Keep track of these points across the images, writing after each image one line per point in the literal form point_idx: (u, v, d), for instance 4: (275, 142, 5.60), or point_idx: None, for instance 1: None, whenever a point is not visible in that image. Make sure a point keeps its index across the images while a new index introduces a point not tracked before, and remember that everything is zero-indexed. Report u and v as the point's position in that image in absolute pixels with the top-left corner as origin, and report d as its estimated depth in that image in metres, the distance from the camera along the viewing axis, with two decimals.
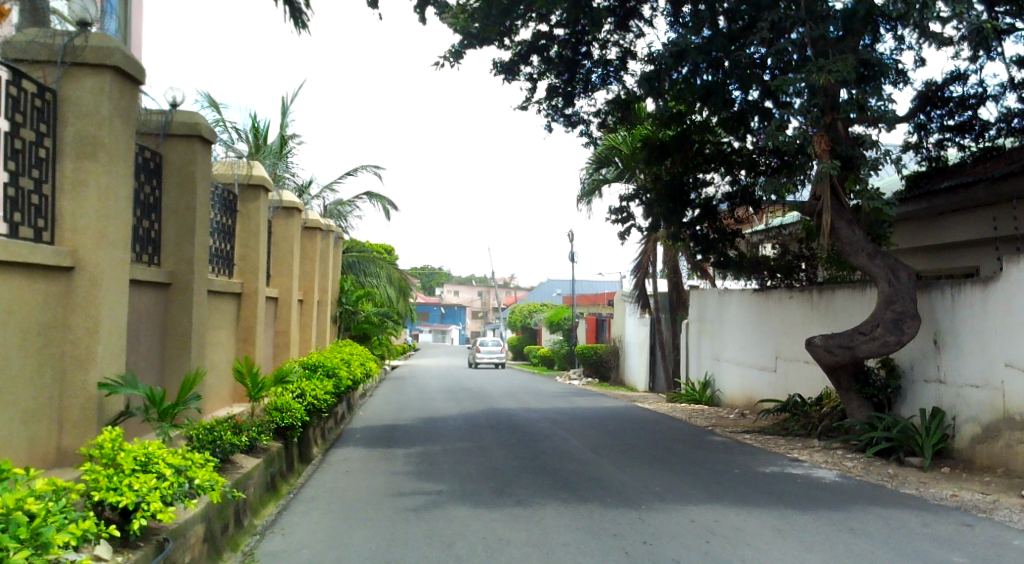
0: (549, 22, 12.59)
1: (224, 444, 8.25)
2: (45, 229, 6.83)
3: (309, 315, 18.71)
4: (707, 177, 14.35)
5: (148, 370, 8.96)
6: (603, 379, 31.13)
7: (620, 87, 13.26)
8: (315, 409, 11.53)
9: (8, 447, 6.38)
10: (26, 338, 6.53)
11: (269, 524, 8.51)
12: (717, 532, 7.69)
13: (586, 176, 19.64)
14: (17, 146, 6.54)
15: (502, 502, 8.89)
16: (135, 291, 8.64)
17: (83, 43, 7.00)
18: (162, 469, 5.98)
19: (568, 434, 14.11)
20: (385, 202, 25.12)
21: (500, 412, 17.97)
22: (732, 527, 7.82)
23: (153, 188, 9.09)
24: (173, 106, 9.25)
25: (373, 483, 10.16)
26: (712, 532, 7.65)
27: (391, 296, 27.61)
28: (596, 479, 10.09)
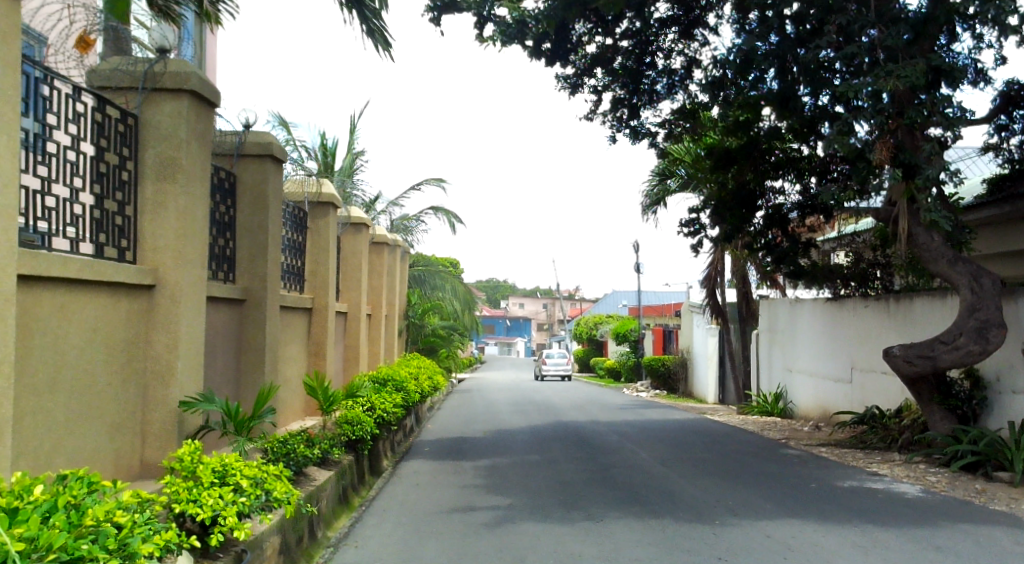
0: (614, 35, 12.60)
1: (298, 457, 8.40)
2: (128, 248, 7.07)
3: (377, 329, 18.96)
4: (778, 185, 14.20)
5: (224, 385, 9.18)
6: (671, 391, 30.95)
7: (685, 96, 13.22)
8: (384, 422, 11.67)
9: (99, 461, 6.57)
10: (113, 355, 6.74)
11: (341, 536, 8.65)
12: (794, 549, 7.59)
13: (651, 187, 19.60)
14: (102, 170, 6.74)
15: (572, 517, 8.90)
16: (212, 308, 8.88)
17: (162, 69, 7.25)
18: (240, 483, 6.13)
19: (638, 448, 14.06)
20: (451, 216, 25.37)
21: (568, 424, 17.98)
22: (811, 544, 7.71)
23: (227, 207, 9.34)
24: (246, 127, 9.48)
25: (444, 497, 10.25)
26: (788, 549, 7.57)
27: (458, 309, 27.83)
28: (669, 494, 10.03)
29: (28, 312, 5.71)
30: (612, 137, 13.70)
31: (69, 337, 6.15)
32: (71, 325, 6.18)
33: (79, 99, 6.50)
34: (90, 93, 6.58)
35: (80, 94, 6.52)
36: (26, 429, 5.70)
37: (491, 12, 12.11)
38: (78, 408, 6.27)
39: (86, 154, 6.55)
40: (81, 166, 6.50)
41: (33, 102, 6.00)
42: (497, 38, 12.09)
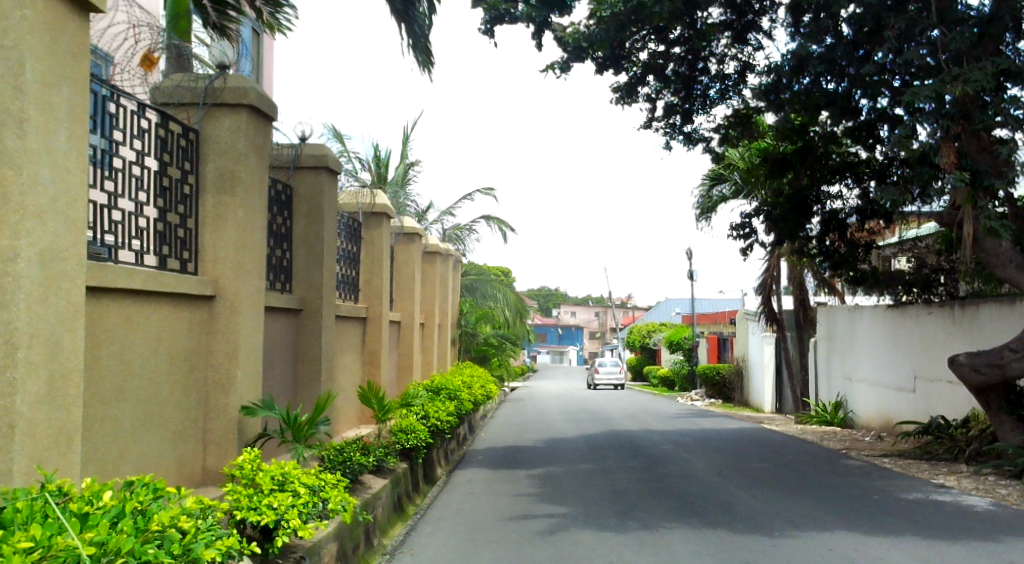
0: (666, 41, 12.60)
1: (354, 465, 8.50)
2: (190, 260, 7.24)
3: (431, 338, 19.13)
4: (834, 190, 14.04)
5: (282, 394, 9.34)
6: (727, 399, 30.67)
7: (739, 102, 13.16)
8: (438, 430, 11.75)
9: (164, 468, 6.74)
10: (175, 364, 6.90)
11: (397, 544, 8.73)
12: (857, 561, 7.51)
13: (703, 194, 19.50)
14: (165, 184, 6.92)
15: (627, 526, 8.90)
16: (270, 317, 9.04)
17: (222, 85, 7.43)
18: (298, 489, 6.23)
19: (694, 457, 13.97)
20: (503, 224, 25.47)
21: (622, 433, 17.91)
22: (874, 557, 7.62)
23: (284, 219, 9.50)
24: (302, 140, 9.61)
25: (499, 505, 10.27)
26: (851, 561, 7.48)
27: (510, 317, 27.91)
28: (726, 504, 9.95)
29: (96, 322, 5.86)
30: (666, 144, 13.68)
31: (134, 347, 6.31)
32: (136, 335, 6.33)
33: (143, 116, 6.66)
34: (154, 109, 6.74)
35: (145, 111, 6.69)
36: (95, 437, 5.85)
37: (550, 21, 12.16)
38: (143, 416, 6.43)
39: (149, 169, 6.73)
40: (146, 180, 6.68)
41: (100, 120, 6.15)
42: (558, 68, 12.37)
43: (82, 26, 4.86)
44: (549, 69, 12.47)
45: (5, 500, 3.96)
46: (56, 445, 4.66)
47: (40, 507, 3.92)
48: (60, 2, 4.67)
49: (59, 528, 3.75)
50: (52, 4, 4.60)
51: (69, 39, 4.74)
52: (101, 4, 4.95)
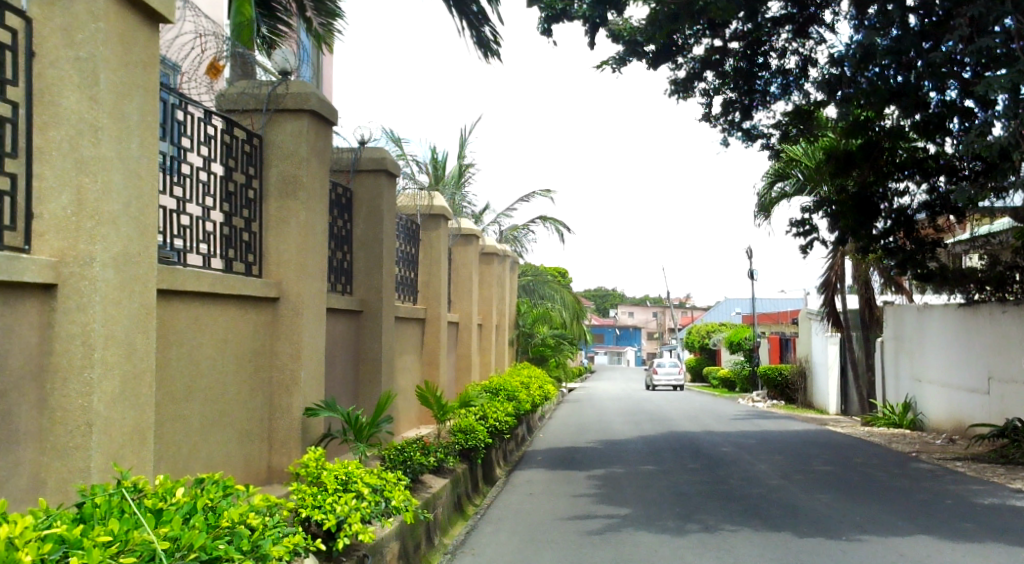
0: (724, 37, 12.50)
1: (415, 465, 8.58)
2: (254, 263, 7.40)
3: (488, 339, 19.23)
4: (902, 187, 13.80)
5: (344, 394, 9.49)
6: (789, 400, 30.35)
7: (800, 97, 12.96)
8: (497, 431, 11.81)
9: (231, 466, 6.90)
10: (241, 365, 7.05)
11: (458, 543, 8.80)
12: None
13: (763, 190, 19.32)
14: (230, 189, 7.07)
15: (687, 528, 8.86)
16: (332, 319, 9.19)
17: (284, 91, 7.57)
18: (361, 489, 6.32)
19: (757, 459, 13.85)
20: (560, 224, 25.49)
21: (681, 434, 17.83)
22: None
23: (345, 221, 9.63)
24: (362, 143, 9.69)
25: (559, 505, 10.31)
26: None
27: (567, 318, 27.91)
28: (791, 507, 9.87)
29: (167, 324, 6.02)
30: (724, 141, 13.59)
31: (202, 348, 6.46)
32: (204, 337, 6.49)
33: (209, 123, 6.82)
34: (220, 116, 6.90)
35: (211, 118, 6.85)
36: (166, 436, 6.00)
37: (602, 19, 12.17)
38: (211, 416, 6.59)
39: (216, 174, 6.89)
40: (213, 186, 6.84)
41: (168, 127, 6.32)
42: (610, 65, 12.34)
43: (152, 38, 5.01)
44: (603, 65, 12.46)
45: (84, 495, 4.09)
46: (131, 442, 4.81)
47: (117, 503, 4.03)
48: (131, 14, 4.81)
49: (135, 524, 3.84)
50: (124, 17, 4.75)
51: (139, 50, 4.88)
52: (169, 15, 5.09)
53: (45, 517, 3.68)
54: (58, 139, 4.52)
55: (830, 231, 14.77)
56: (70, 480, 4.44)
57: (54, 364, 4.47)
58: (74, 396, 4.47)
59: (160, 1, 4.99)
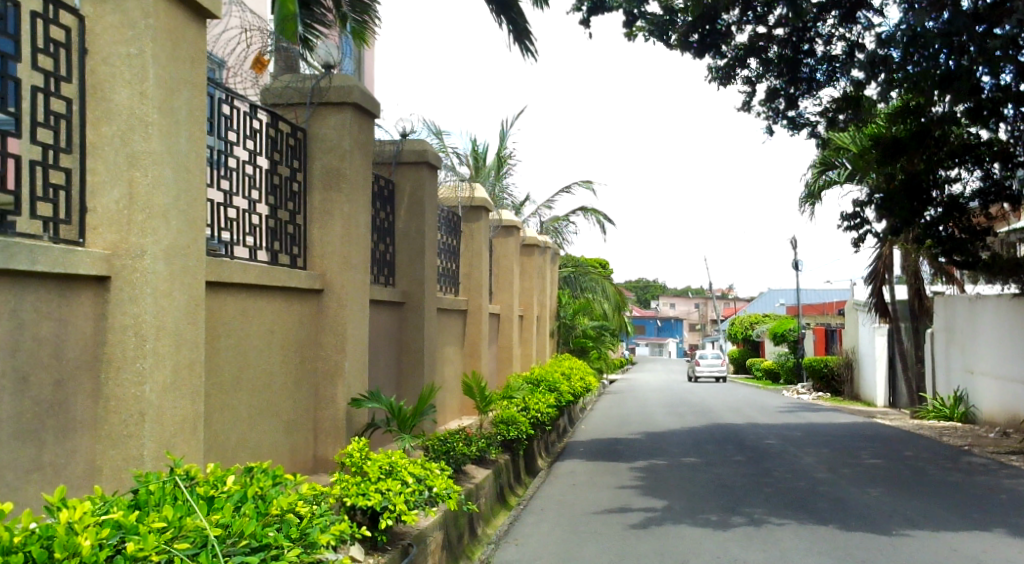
0: (768, 24, 12.36)
1: (458, 455, 8.60)
2: (299, 255, 7.48)
3: (530, 330, 19.27)
4: (955, 174, 13.60)
5: (387, 384, 9.58)
6: (835, 392, 30.11)
7: (847, 83, 12.80)
8: (539, 422, 11.83)
9: (278, 456, 7.00)
10: (288, 355, 7.15)
11: (501, 533, 8.86)
12: None
13: (810, 179, 19.10)
14: (275, 182, 7.16)
15: (732, 521, 8.82)
16: (375, 310, 9.26)
17: (327, 84, 7.61)
18: (404, 477, 6.36)
19: (802, 452, 13.75)
20: (600, 215, 25.44)
21: (725, 427, 17.73)
22: (999, 559, 7.39)
23: (387, 213, 9.70)
24: (404, 136, 9.73)
25: (601, 497, 10.31)
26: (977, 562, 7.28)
27: (608, 310, 27.88)
28: (839, 500, 9.77)
29: (216, 315, 6.11)
30: (768, 129, 13.47)
31: (249, 338, 6.55)
32: (251, 328, 6.59)
33: (255, 116, 6.91)
34: (265, 110, 6.98)
35: (256, 112, 6.93)
36: (216, 425, 6.10)
37: (640, 10, 12.11)
38: (259, 405, 6.69)
39: (261, 168, 6.97)
40: (259, 179, 6.92)
41: (215, 121, 6.41)
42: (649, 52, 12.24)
43: (199, 33, 5.08)
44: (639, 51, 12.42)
45: (137, 482, 4.18)
46: (182, 431, 4.90)
47: (169, 490, 4.11)
48: (179, 11, 4.89)
49: (188, 511, 3.91)
50: (172, 14, 4.82)
51: (188, 46, 4.96)
52: (217, 11, 5.16)
53: (102, 503, 3.77)
54: (110, 134, 4.62)
55: (880, 221, 14.59)
56: (124, 467, 4.55)
57: (109, 354, 4.57)
58: (127, 385, 4.57)
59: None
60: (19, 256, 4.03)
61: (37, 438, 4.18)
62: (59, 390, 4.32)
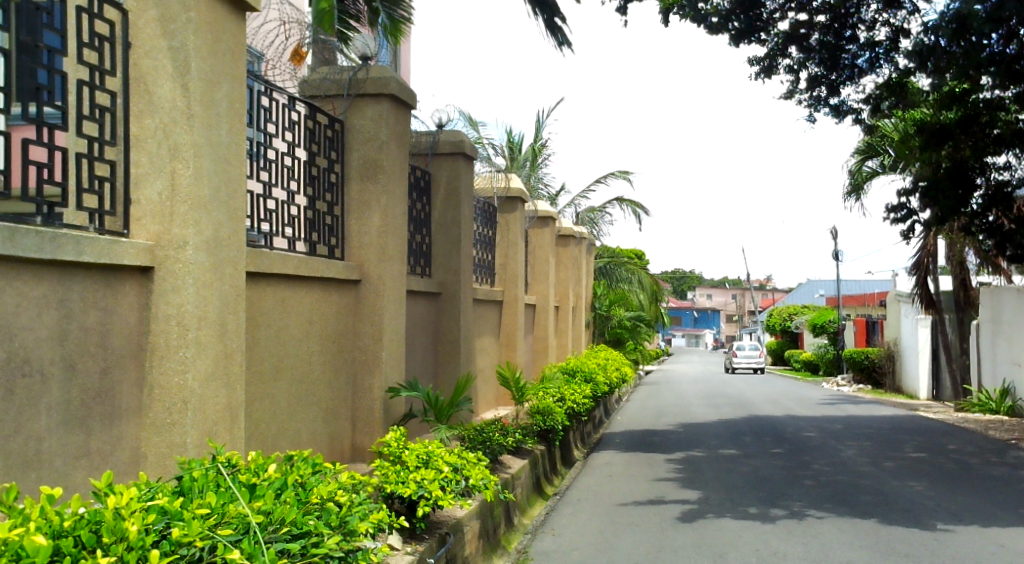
0: (810, 11, 12.24)
1: (495, 445, 8.62)
2: (337, 246, 7.54)
3: (565, 320, 19.28)
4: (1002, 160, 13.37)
5: (425, 374, 9.64)
6: (877, 384, 29.84)
7: (890, 69, 12.64)
8: (575, 413, 11.83)
9: (318, 445, 7.08)
10: (326, 346, 7.22)
11: (538, 524, 8.90)
12: None
13: (852, 168, 18.87)
14: (313, 173, 7.20)
15: (772, 514, 8.77)
16: (411, 301, 9.30)
17: (364, 76, 7.64)
18: (441, 466, 6.39)
19: (843, 444, 13.63)
20: (637, 207, 25.36)
21: (764, 418, 17.62)
22: None
23: (424, 205, 9.74)
24: (440, 127, 9.76)
25: (637, 489, 10.30)
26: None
27: (644, 301, 27.81)
28: (880, 494, 9.68)
29: (257, 305, 6.19)
30: (810, 117, 13.32)
31: (288, 328, 6.63)
32: (291, 318, 6.67)
33: (293, 108, 6.96)
34: (303, 102, 7.02)
35: (295, 104, 6.98)
36: (257, 414, 6.18)
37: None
38: (298, 395, 6.78)
39: (300, 159, 7.02)
40: (297, 171, 6.97)
41: (254, 114, 6.47)
42: None
43: (239, 26, 5.13)
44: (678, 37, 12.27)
45: (181, 469, 4.26)
46: (225, 419, 4.98)
47: (212, 477, 4.17)
48: (220, 5, 4.94)
49: (231, 498, 3.96)
50: (212, 7, 4.86)
51: (228, 39, 5.02)
52: (257, 4, 5.20)
53: (147, 490, 3.84)
54: (153, 127, 4.68)
55: (926, 210, 14.43)
56: (169, 454, 4.63)
57: (153, 343, 4.64)
58: (172, 373, 4.65)
59: None
60: (66, 246, 4.10)
61: (85, 425, 4.26)
62: (106, 378, 4.39)
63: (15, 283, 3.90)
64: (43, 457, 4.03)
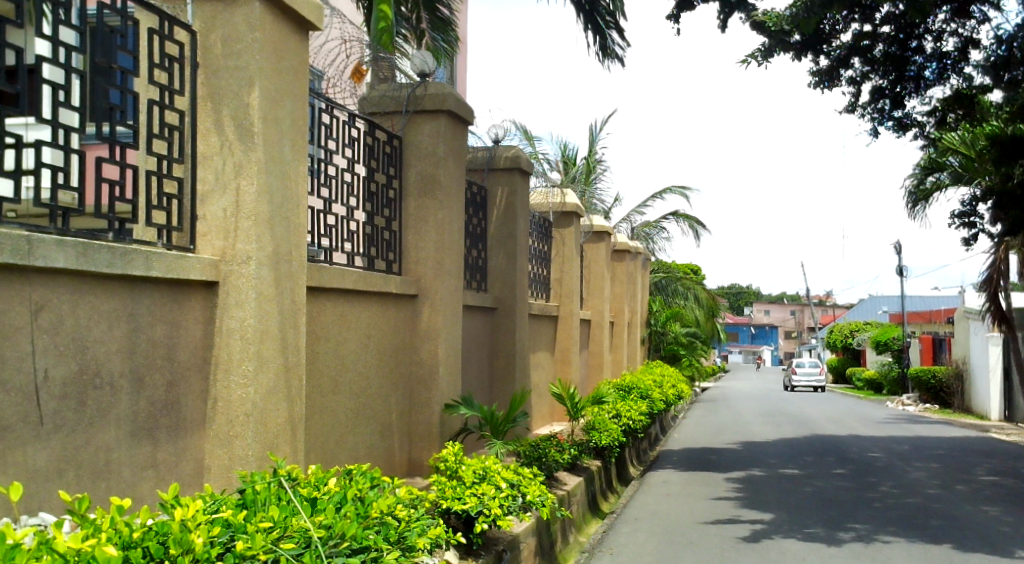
0: (874, 22, 12.07)
1: (550, 462, 8.59)
2: (394, 261, 7.60)
3: (620, 336, 19.19)
4: None
5: (481, 389, 9.66)
6: (945, 404, 29.25)
7: (958, 80, 12.44)
8: (631, 429, 11.75)
9: (374, 458, 7.11)
10: (383, 360, 7.26)
11: (594, 542, 8.85)
12: None
13: (915, 180, 18.53)
14: (372, 189, 7.27)
15: (839, 537, 8.60)
16: (468, 316, 9.33)
17: (423, 92, 7.71)
18: (498, 482, 6.37)
19: (910, 466, 13.34)
20: (694, 222, 25.18)
21: (827, 438, 17.33)
22: None
23: (480, 220, 9.76)
24: (496, 142, 9.77)
25: (697, 508, 10.18)
26: None
27: (700, 317, 27.55)
28: (952, 519, 9.45)
29: (317, 319, 6.26)
30: (872, 131, 13.13)
31: (347, 343, 6.69)
32: (349, 333, 6.73)
33: (353, 125, 7.03)
34: (363, 119, 7.09)
35: (355, 121, 7.06)
36: (316, 427, 6.24)
37: (740, 4, 11.80)
38: (356, 409, 6.82)
39: (358, 175, 7.09)
40: (356, 187, 7.05)
41: (315, 130, 6.53)
42: (759, 56, 12.06)
43: (302, 45, 5.21)
44: (750, 61, 12.11)
45: (244, 482, 4.30)
46: (285, 433, 5.03)
47: (275, 490, 4.22)
48: (284, 24, 5.01)
49: (293, 512, 3.99)
50: (277, 26, 4.94)
51: (291, 57, 5.09)
52: (319, 23, 5.28)
53: (212, 502, 3.90)
54: (219, 145, 4.77)
55: (996, 223, 14.11)
56: (231, 467, 4.69)
57: (216, 356, 4.70)
58: (234, 387, 4.69)
59: (311, 11, 5.18)
60: (135, 261, 4.18)
61: (151, 437, 4.33)
62: (172, 391, 4.47)
63: (86, 298, 3.98)
64: (112, 467, 4.10)
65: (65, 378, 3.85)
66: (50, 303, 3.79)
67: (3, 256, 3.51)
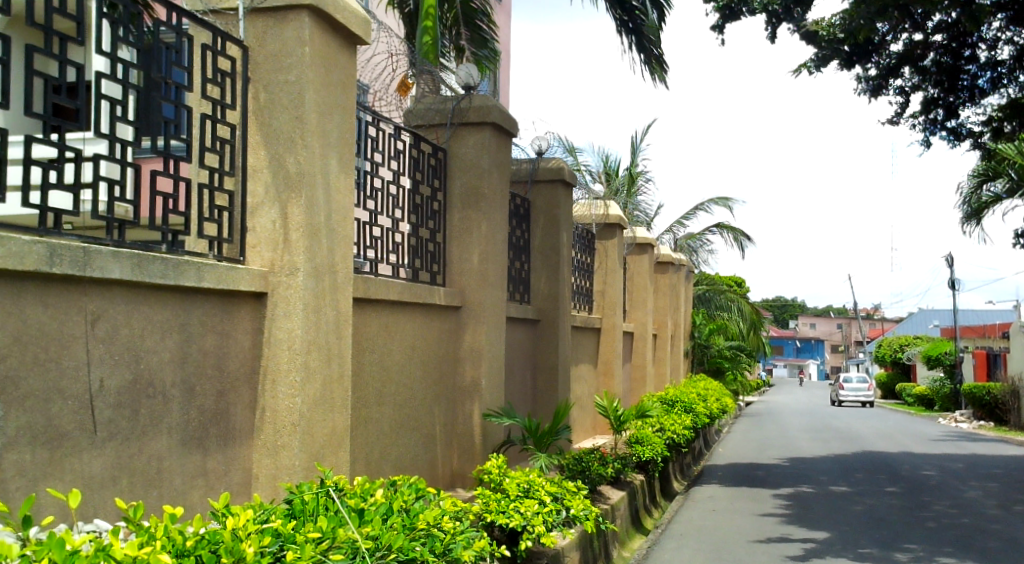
0: (925, 31, 11.92)
1: (593, 475, 8.54)
2: (439, 273, 7.63)
3: (663, 348, 19.08)
4: None
5: (523, 400, 9.65)
6: (999, 421, 28.65)
7: (1014, 90, 12.24)
8: (675, 443, 11.67)
9: (418, 469, 7.12)
10: (427, 370, 7.28)
11: (638, 557, 8.78)
12: None
13: (969, 192, 18.23)
14: (417, 201, 7.32)
15: (894, 558, 8.45)
16: (511, 327, 9.34)
17: (468, 105, 7.76)
18: (542, 496, 6.35)
19: (965, 485, 13.07)
20: (739, 234, 24.98)
21: (876, 455, 17.05)
22: None
23: (523, 231, 9.78)
24: (539, 154, 9.75)
25: (744, 524, 10.06)
26: None
27: (744, 330, 27.29)
28: (1011, 541, 9.23)
29: (362, 330, 6.30)
30: (924, 141, 12.95)
31: (392, 353, 6.72)
32: (394, 343, 6.76)
33: (399, 138, 7.08)
34: (408, 131, 7.14)
35: (400, 133, 7.10)
36: (361, 436, 6.27)
37: (790, 14, 11.69)
38: (400, 419, 6.84)
39: (404, 188, 7.13)
40: (402, 199, 7.10)
41: (362, 143, 6.59)
42: (811, 67, 11.95)
43: (350, 59, 5.26)
44: (802, 72, 12.04)
45: (292, 492, 4.33)
46: (330, 443, 5.06)
47: (323, 501, 4.24)
48: (332, 38, 5.07)
49: (340, 522, 4.01)
50: (326, 40, 5.00)
51: (340, 70, 5.15)
52: (368, 37, 5.33)
53: (261, 512, 3.93)
54: (268, 158, 4.83)
55: None
56: (278, 477, 4.73)
57: (265, 366, 4.76)
58: (282, 397, 4.74)
59: (359, 25, 5.23)
60: (188, 272, 4.24)
61: (202, 446, 4.38)
62: (221, 401, 4.52)
63: (141, 308, 4.05)
64: (164, 475, 4.15)
65: (121, 386, 3.92)
66: (106, 312, 3.85)
67: (63, 266, 3.58)
